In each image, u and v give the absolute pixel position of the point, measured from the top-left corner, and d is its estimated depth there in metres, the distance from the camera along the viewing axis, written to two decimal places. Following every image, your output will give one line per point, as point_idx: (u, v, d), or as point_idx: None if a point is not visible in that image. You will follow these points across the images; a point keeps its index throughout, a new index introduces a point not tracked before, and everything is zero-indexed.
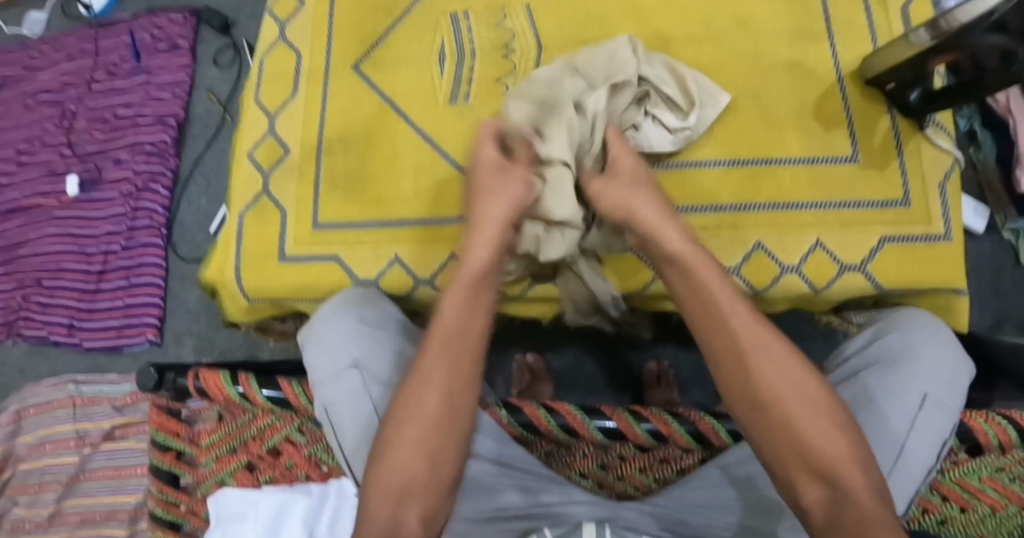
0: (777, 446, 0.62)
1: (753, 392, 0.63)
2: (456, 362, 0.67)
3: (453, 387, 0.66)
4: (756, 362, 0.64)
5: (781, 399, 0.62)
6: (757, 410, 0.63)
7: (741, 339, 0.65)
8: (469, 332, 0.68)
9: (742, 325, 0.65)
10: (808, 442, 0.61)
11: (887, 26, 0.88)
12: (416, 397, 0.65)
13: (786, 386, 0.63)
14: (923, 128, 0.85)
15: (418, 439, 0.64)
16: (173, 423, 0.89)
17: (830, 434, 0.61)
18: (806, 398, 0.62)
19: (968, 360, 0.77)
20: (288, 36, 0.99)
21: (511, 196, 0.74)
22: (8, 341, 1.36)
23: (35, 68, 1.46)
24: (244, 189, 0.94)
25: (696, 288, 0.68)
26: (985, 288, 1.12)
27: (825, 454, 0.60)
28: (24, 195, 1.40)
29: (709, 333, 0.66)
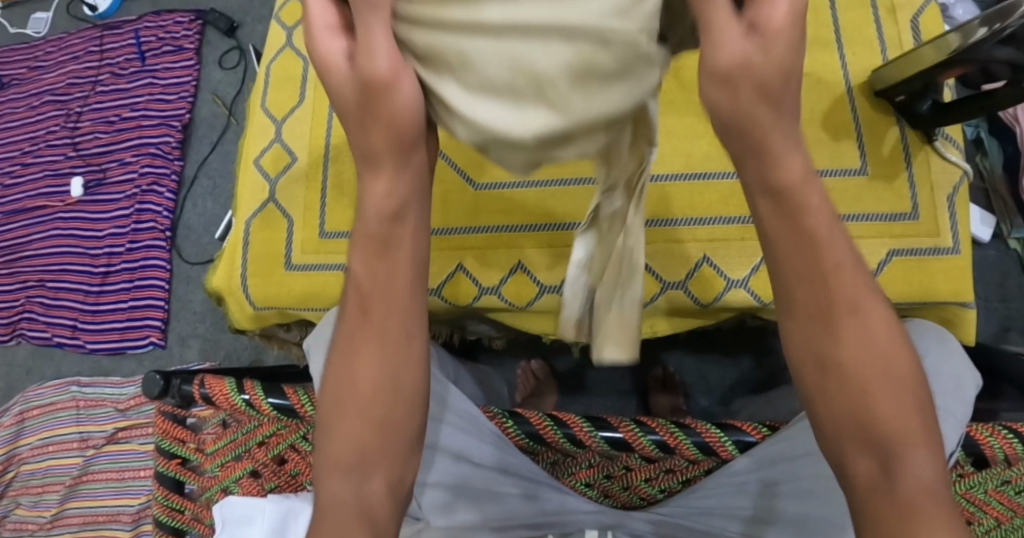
0: (833, 417, 0.50)
1: (829, 350, 0.50)
2: (385, 325, 0.55)
3: (393, 347, 0.55)
4: (846, 320, 0.50)
5: (859, 360, 0.50)
6: (827, 371, 0.50)
7: (835, 298, 0.50)
8: (393, 283, 0.54)
9: (850, 280, 0.50)
10: (876, 411, 0.49)
11: (897, 36, 0.88)
12: (347, 367, 0.55)
13: (865, 345, 0.50)
14: (932, 140, 0.84)
15: (360, 415, 0.55)
16: (180, 430, 0.89)
17: (903, 406, 0.49)
18: (882, 370, 0.50)
19: (975, 370, 0.77)
20: (295, 43, 0.99)
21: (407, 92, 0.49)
22: (13, 342, 1.36)
23: (41, 70, 1.46)
24: (251, 196, 0.94)
25: (804, 224, 0.50)
26: (991, 296, 1.11)
27: (884, 432, 0.49)
28: (28, 195, 1.40)
29: (804, 282, 0.50)
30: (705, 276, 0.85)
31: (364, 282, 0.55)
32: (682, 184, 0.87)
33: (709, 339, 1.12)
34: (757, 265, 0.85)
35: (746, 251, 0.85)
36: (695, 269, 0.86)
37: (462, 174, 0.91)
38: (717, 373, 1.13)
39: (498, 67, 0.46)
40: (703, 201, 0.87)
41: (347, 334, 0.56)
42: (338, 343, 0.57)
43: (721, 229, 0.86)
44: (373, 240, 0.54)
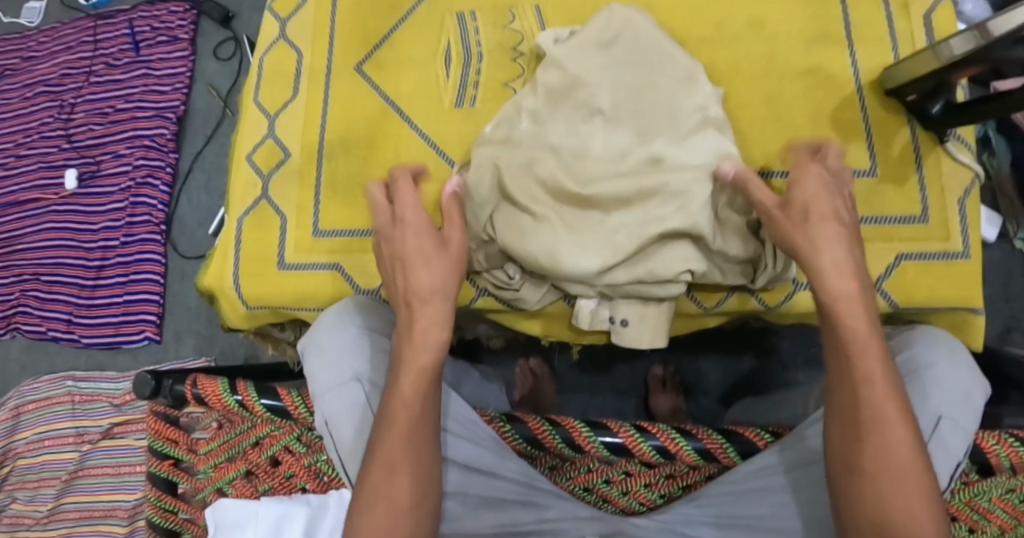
0: (856, 512, 0.60)
1: (858, 460, 0.60)
2: (422, 445, 0.65)
3: (423, 458, 0.65)
4: (882, 434, 0.60)
5: (890, 467, 0.59)
6: (855, 474, 0.60)
7: (867, 401, 0.61)
8: (426, 401, 0.66)
9: (882, 384, 0.61)
10: (892, 514, 0.59)
11: (908, 34, 0.85)
12: (383, 473, 0.64)
13: (901, 453, 0.59)
14: (944, 140, 0.82)
15: (390, 513, 0.64)
16: (171, 431, 0.88)
17: (926, 514, 0.58)
18: (901, 467, 0.59)
19: (984, 378, 0.75)
20: (289, 35, 0.96)
21: (447, 265, 0.69)
22: (7, 336, 1.35)
23: (34, 60, 1.44)
24: (244, 192, 0.92)
25: (844, 345, 0.63)
26: (996, 298, 1.10)
27: (905, 524, 0.58)
28: (22, 188, 1.38)
29: (843, 389, 0.62)
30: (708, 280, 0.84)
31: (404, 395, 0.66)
32: None
33: (711, 339, 1.11)
34: None
35: None
36: None
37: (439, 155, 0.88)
38: (720, 374, 1.11)
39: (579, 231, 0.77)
40: None
41: (388, 446, 0.65)
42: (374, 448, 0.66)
43: None
44: (424, 371, 0.66)
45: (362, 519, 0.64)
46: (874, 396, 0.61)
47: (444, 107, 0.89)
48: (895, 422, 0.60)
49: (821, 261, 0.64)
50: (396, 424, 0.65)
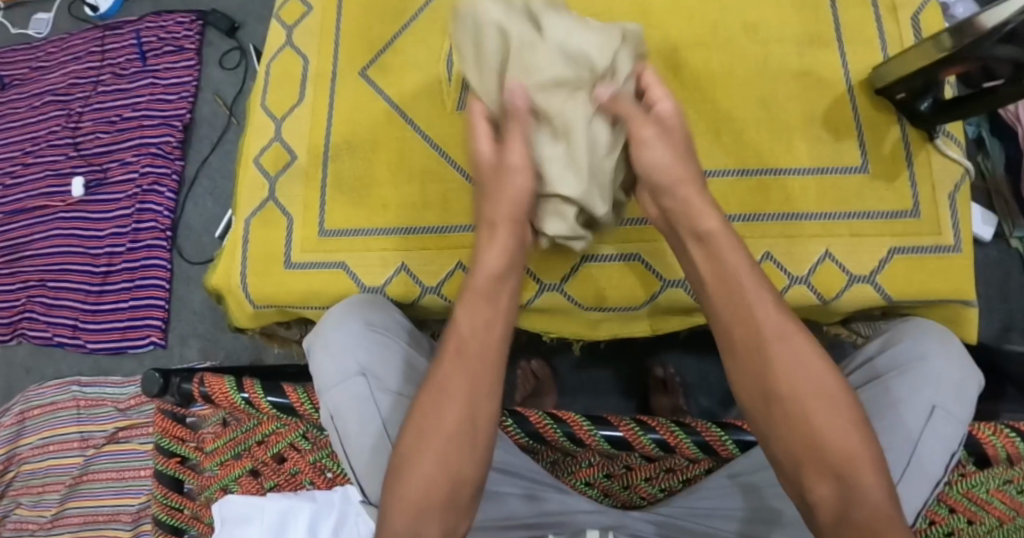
0: (789, 440, 0.62)
1: (768, 385, 0.63)
2: (479, 379, 0.66)
3: (479, 397, 0.66)
4: (779, 353, 0.64)
5: (798, 389, 0.62)
6: (770, 402, 0.63)
7: (769, 332, 0.65)
8: (487, 340, 0.68)
9: (756, 298, 0.66)
10: (821, 435, 0.60)
11: (897, 35, 0.88)
12: (433, 403, 0.66)
13: (804, 374, 0.63)
14: (933, 138, 0.84)
15: (440, 447, 0.64)
16: (179, 429, 0.89)
17: (846, 432, 0.60)
18: (820, 391, 0.62)
19: (977, 369, 0.77)
20: (295, 41, 0.99)
21: (512, 196, 0.73)
22: (14, 341, 1.36)
23: (42, 70, 1.47)
24: (250, 193, 0.94)
25: (722, 273, 0.68)
26: (993, 295, 1.11)
27: (840, 450, 0.60)
28: (29, 195, 1.40)
29: (734, 321, 0.67)
30: None
31: (466, 332, 0.68)
32: None
33: (709, 339, 1.13)
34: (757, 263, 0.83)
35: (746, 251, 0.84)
36: None
37: (444, 157, 0.90)
38: (717, 373, 1.12)
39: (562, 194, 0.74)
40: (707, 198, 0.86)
41: (439, 378, 0.67)
42: (425, 390, 0.67)
43: None
44: (480, 296, 0.70)
45: (411, 459, 0.64)
46: (773, 328, 0.65)
47: (447, 109, 0.91)
48: (801, 346, 0.64)
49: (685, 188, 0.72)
50: (449, 352, 0.68)
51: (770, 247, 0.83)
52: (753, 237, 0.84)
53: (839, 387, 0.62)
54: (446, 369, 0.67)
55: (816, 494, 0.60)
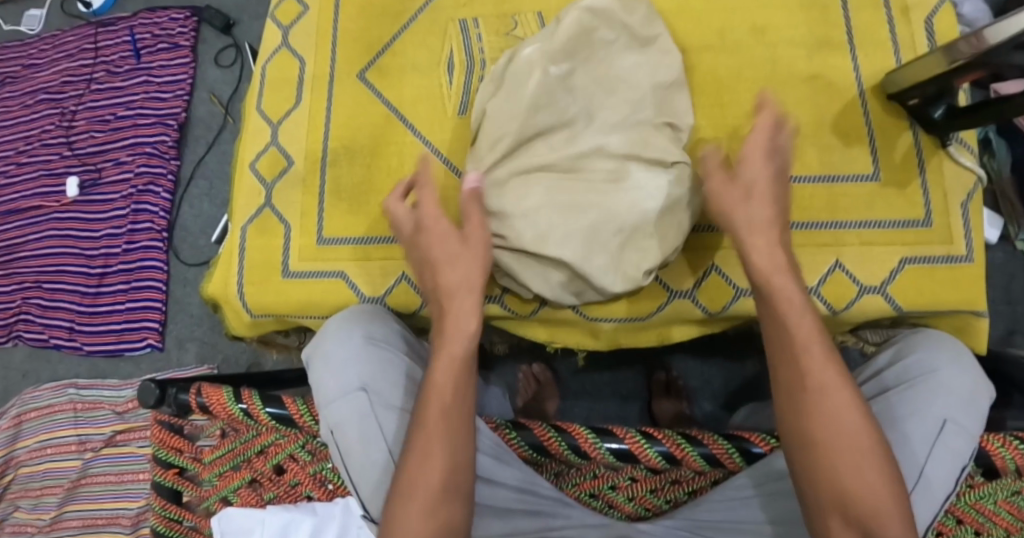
0: (816, 486, 0.60)
1: (808, 428, 0.61)
2: (457, 430, 0.66)
3: (459, 452, 0.65)
4: (822, 404, 0.61)
5: (833, 439, 0.60)
6: (805, 443, 0.61)
7: (807, 375, 0.62)
8: (466, 400, 0.68)
9: (813, 348, 0.63)
10: (849, 486, 0.59)
11: (909, 39, 0.85)
12: (418, 458, 0.65)
13: (841, 430, 0.61)
14: (946, 145, 0.82)
15: (429, 504, 0.64)
16: (175, 440, 0.87)
17: (875, 484, 0.59)
18: (855, 445, 0.60)
19: (988, 381, 0.75)
20: (291, 43, 0.96)
21: (468, 266, 0.72)
22: (9, 344, 1.35)
23: (35, 67, 1.44)
24: (247, 201, 0.92)
25: (775, 322, 0.65)
26: (999, 298, 1.09)
27: (867, 500, 0.59)
28: (23, 196, 1.38)
29: (787, 367, 0.64)
30: (712, 287, 0.84)
31: (438, 388, 0.67)
32: None
33: (713, 342, 1.11)
34: None
35: None
36: (703, 279, 0.85)
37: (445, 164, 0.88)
38: (721, 376, 1.11)
39: (555, 247, 0.77)
40: None
41: (420, 432, 0.66)
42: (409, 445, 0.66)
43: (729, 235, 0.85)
44: (457, 361, 0.68)
45: (398, 515, 0.64)
46: (812, 369, 0.62)
47: (447, 114, 0.90)
48: (841, 402, 0.61)
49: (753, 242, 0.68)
50: (432, 415, 0.66)
51: None
52: None
53: (874, 448, 0.60)
54: (426, 425, 0.66)
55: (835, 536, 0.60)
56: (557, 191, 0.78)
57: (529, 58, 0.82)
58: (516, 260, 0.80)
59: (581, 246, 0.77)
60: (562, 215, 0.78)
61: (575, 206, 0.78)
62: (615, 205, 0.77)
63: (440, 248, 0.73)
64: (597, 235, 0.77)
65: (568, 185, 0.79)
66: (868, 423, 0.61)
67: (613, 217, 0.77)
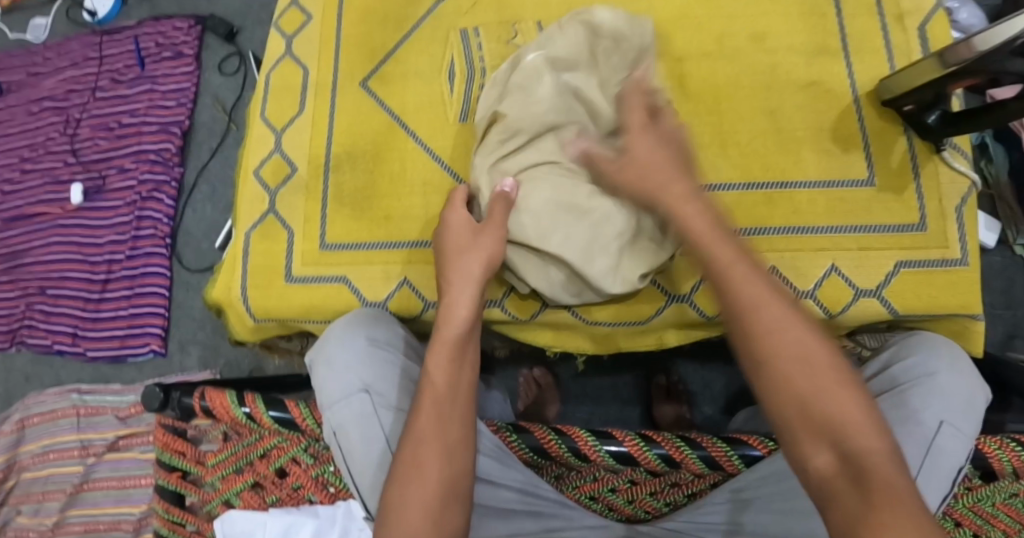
0: (778, 409, 0.57)
1: (752, 352, 0.59)
2: (450, 421, 0.67)
3: (452, 442, 0.66)
4: (760, 325, 0.59)
5: (779, 357, 0.57)
6: (756, 368, 0.58)
7: (743, 298, 0.60)
8: (460, 390, 0.68)
9: (733, 268, 0.62)
10: (809, 399, 0.56)
11: (904, 46, 0.87)
12: (412, 455, 0.65)
13: (786, 345, 0.58)
14: (940, 150, 0.83)
15: (427, 498, 0.63)
16: (179, 443, 0.88)
17: (835, 392, 0.56)
18: (805, 359, 0.57)
19: (984, 384, 0.76)
20: (295, 51, 0.98)
21: (485, 254, 0.76)
22: (12, 350, 1.35)
23: (40, 75, 1.46)
24: (250, 206, 0.93)
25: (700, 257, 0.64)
26: (997, 301, 1.10)
27: (828, 410, 0.55)
28: (27, 202, 1.39)
29: (721, 298, 0.62)
30: (711, 291, 0.84)
31: (439, 383, 0.68)
32: None
33: (712, 345, 1.12)
34: None
35: None
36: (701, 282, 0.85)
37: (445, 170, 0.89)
38: (721, 381, 1.11)
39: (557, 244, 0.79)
40: None
41: (414, 430, 0.66)
42: (403, 445, 0.66)
43: None
44: (449, 344, 0.70)
45: (396, 515, 0.63)
46: (747, 297, 0.60)
47: (449, 121, 0.91)
48: (779, 316, 0.59)
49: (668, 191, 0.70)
50: (426, 404, 0.67)
51: (775, 261, 0.83)
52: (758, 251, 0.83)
53: (827, 361, 0.57)
54: (421, 420, 0.67)
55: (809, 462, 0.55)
56: (558, 192, 0.79)
57: (532, 64, 0.84)
58: (519, 256, 0.82)
59: (580, 245, 0.79)
60: (562, 215, 0.79)
61: (576, 208, 0.79)
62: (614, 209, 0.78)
63: (449, 237, 0.78)
64: (597, 240, 0.79)
65: (568, 186, 0.80)
66: (822, 341, 0.58)
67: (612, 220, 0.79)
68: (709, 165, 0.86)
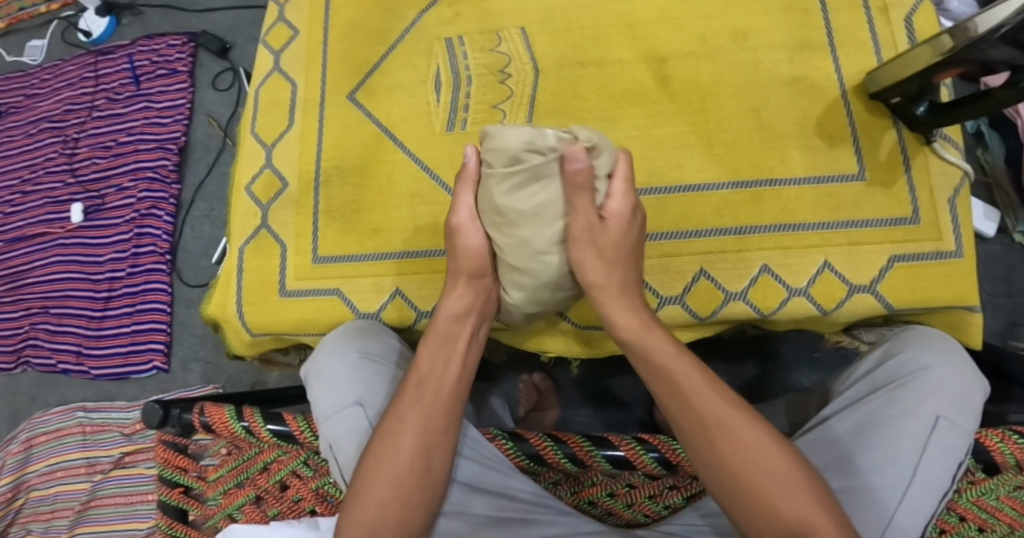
0: (745, 507, 0.63)
1: (722, 449, 0.64)
2: (436, 404, 0.72)
3: (433, 429, 0.70)
4: (723, 430, 0.65)
5: (738, 458, 0.64)
6: (716, 470, 0.65)
7: (705, 411, 0.66)
8: (446, 378, 0.73)
9: (681, 367, 0.69)
10: (773, 500, 0.62)
11: (890, 38, 0.86)
12: (392, 433, 0.70)
13: (744, 448, 0.64)
14: (930, 141, 0.83)
15: (401, 471, 0.68)
16: (180, 459, 0.88)
17: (791, 492, 0.62)
18: (763, 461, 0.63)
19: (982, 377, 0.75)
20: (283, 66, 0.98)
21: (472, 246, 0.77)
22: (18, 370, 1.36)
23: (37, 97, 1.47)
24: (242, 223, 0.94)
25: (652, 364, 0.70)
26: (998, 290, 1.08)
27: (783, 506, 0.62)
28: (29, 223, 1.40)
29: (673, 409, 0.68)
30: (706, 287, 0.83)
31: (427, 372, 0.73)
32: (675, 198, 0.85)
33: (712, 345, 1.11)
34: (755, 276, 0.82)
35: (743, 265, 0.83)
36: (692, 283, 0.84)
37: (434, 178, 0.89)
38: None
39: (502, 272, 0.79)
40: (699, 213, 0.85)
41: (399, 407, 0.71)
42: (383, 421, 0.71)
43: (716, 240, 0.84)
44: (442, 335, 0.76)
45: (366, 482, 0.68)
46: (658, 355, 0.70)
47: (435, 131, 0.91)
48: (733, 416, 0.65)
49: (632, 326, 0.73)
50: (410, 385, 0.73)
51: (767, 258, 0.82)
52: (749, 249, 0.83)
53: (778, 460, 0.63)
54: (404, 401, 0.71)
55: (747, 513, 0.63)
56: (513, 213, 0.73)
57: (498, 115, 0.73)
58: None
59: (514, 280, 0.78)
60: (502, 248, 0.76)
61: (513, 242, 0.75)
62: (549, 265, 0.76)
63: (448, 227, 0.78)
64: (536, 274, 0.76)
65: (508, 215, 0.73)
66: (765, 429, 0.65)
67: (535, 267, 0.76)
68: (697, 166, 0.86)
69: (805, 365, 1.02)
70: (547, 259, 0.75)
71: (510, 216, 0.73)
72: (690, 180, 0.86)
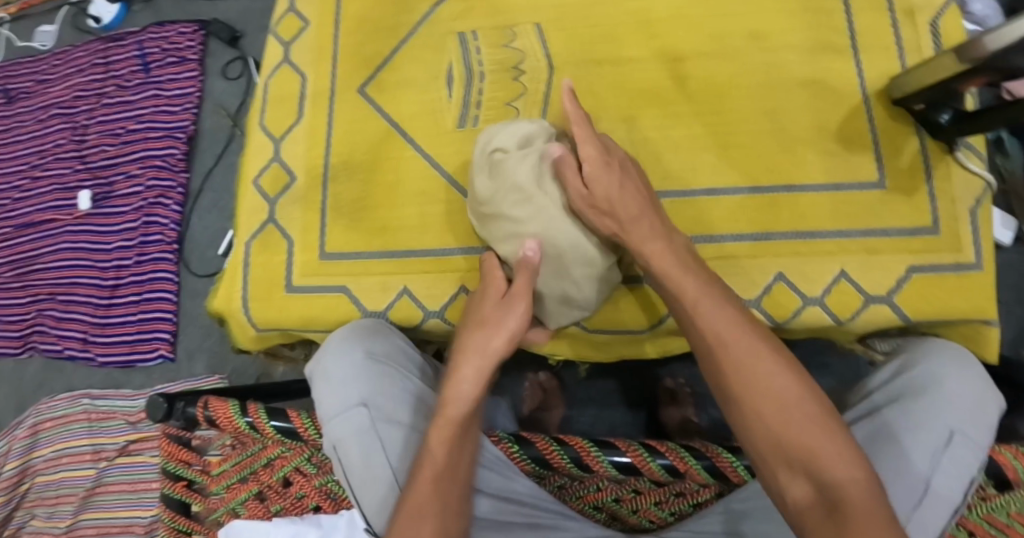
0: (754, 438, 0.60)
1: (731, 374, 0.62)
2: (453, 475, 0.67)
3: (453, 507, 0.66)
4: (734, 358, 0.62)
5: (749, 389, 0.61)
6: (727, 400, 0.62)
7: (715, 338, 0.63)
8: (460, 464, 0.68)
9: (693, 295, 0.67)
10: (781, 433, 0.59)
11: (914, 43, 0.84)
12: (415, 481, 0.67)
13: (753, 384, 0.61)
14: (953, 150, 0.81)
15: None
16: (184, 453, 0.88)
17: (807, 426, 0.59)
18: (776, 402, 0.60)
19: (998, 392, 0.74)
20: (293, 59, 0.97)
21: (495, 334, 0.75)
22: (25, 356, 1.37)
23: (47, 82, 1.46)
24: (250, 216, 0.93)
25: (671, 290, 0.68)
26: (1013, 300, 1.06)
27: (795, 441, 0.59)
28: (37, 209, 1.40)
29: (690, 336, 0.66)
30: None
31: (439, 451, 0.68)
32: (690, 202, 0.84)
33: None
34: (768, 285, 0.81)
35: (756, 272, 0.81)
36: None
37: (444, 176, 0.88)
38: None
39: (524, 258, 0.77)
40: (714, 218, 0.83)
41: (414, 490, 0.66)
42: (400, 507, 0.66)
43: (731, 246, 0.82)
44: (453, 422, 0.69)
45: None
46: (669, 275, 0.69)
47: (446, 128, 0.90)
48: (741, 351, 0.62)
49: (658, 261, 0.70)
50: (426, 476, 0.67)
51: (782, 267, 0.81)
52: (764, 256, 0.82)
53: (789, 389, 0.60)
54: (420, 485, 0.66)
55: (751, 436, 0.61)
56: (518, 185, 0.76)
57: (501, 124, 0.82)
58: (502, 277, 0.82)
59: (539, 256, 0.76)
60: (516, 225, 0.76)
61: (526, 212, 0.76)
62: (564, 232, 0.75)
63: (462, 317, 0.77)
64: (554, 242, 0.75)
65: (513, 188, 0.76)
66: (785, 366, 0.61)
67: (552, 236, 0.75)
68: (713, 169, 0.84)
69: (815, 373, 1.01)
70: (559, 224, 0.75)
71: (517, 186, 0.76)
72: (706, 184, 0.84)
